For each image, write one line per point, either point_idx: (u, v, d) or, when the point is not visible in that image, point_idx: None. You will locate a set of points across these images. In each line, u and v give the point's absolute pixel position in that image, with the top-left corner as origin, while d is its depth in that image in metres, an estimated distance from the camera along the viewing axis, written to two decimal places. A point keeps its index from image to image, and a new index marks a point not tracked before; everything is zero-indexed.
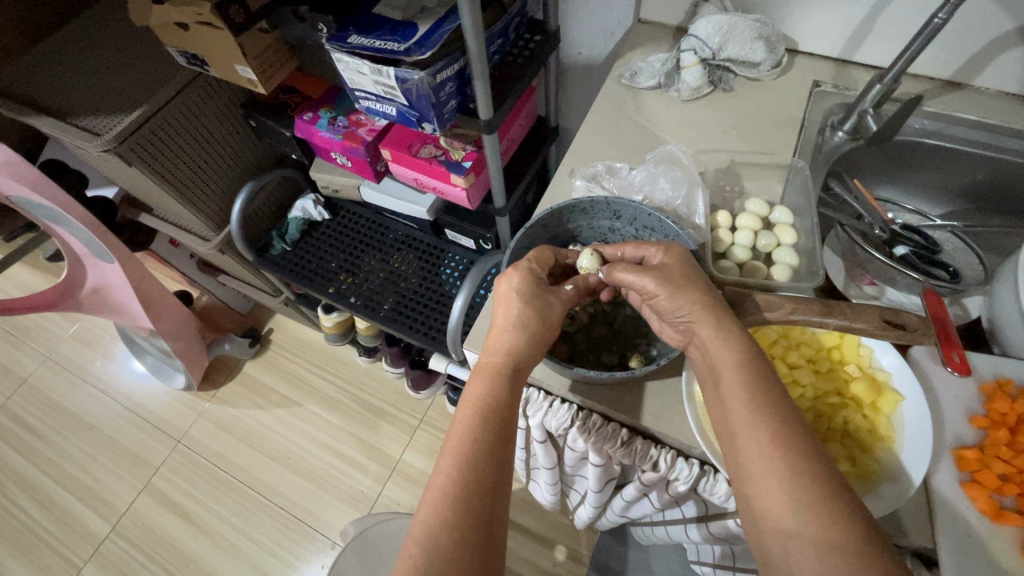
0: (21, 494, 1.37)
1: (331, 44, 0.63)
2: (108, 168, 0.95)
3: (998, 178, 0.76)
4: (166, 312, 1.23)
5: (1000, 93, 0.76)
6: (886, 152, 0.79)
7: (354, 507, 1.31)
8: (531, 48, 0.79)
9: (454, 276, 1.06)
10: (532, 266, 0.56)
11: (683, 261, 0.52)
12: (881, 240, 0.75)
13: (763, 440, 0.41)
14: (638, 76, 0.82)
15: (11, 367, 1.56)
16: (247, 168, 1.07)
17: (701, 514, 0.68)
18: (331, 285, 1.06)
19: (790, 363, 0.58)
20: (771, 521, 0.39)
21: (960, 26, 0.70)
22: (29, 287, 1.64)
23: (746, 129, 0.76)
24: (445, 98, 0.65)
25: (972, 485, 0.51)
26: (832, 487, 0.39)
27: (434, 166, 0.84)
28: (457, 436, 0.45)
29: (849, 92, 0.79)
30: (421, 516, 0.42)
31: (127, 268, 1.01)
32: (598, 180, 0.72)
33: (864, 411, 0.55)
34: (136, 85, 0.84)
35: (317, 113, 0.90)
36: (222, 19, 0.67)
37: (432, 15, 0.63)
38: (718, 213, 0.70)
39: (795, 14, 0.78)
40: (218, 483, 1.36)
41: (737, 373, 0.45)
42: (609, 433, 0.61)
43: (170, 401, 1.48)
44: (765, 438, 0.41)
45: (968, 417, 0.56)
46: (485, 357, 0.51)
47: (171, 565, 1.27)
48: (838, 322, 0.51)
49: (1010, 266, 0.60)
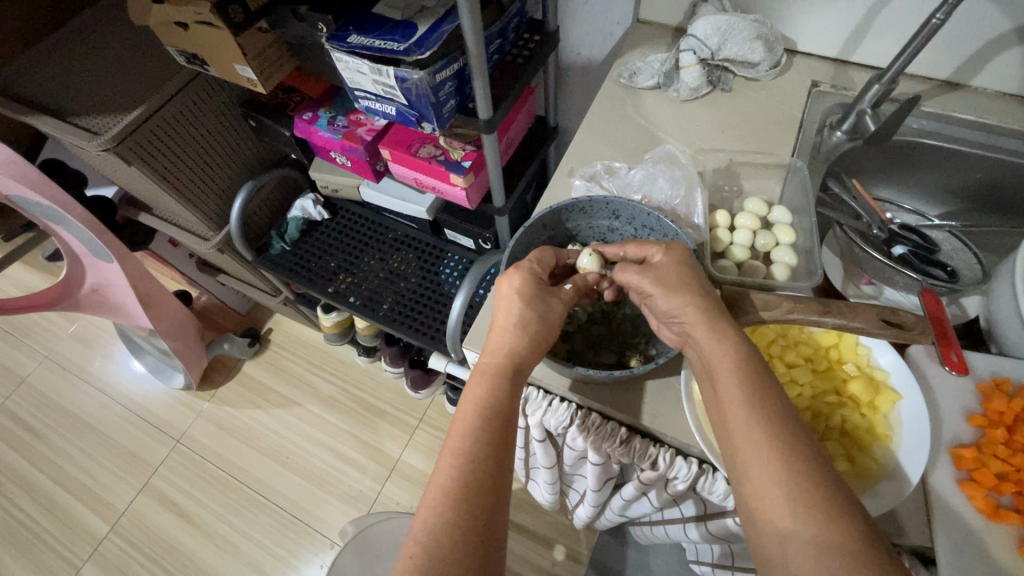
0: (21, 494, 1.37)
1: (331, 44, 0.64)
2: (108, 168, 0.95)
3: (997, 178, 0.76)
4: (166, 312, 1.24)
5: (999, 93, 0.76)
6: (884, 152, 0.79)
7: (354, 507, 1.31)
8: (531, 48, 0.79)
9: (454, 275, 1.06)
10: (533, 267, 0.56)
11: (681, 260, 0.53)
12: (880, 240, 0.76)
13: (761, 441, 0.41)
14: (637, 76, 0.82)
15: (11, 367, 1.56)
16: (247, 167, 1.07)
17: (700, 513, 0.68)
18: (330, 285, 1.06)
19: (787, 362, 0.58)
20: (768, 521, 0.39)
21: (956, 26, 0.71)
22: (28, 287, 1.64)
23: (744, 129, 0.76)
24: (444, 98, 0.66)
25: (970, 484, 0.52)
26: (830, 487, 0.39)
27: (434, 165, 0.84)
28: (457, 437, 0.46)
29: (848, 92, 0.79)
30: (422, 516, 0.42)
31: (127, 268, 1.01)
32: (597, 180, 0.72)
33: (862, 411, 0.55)
34: (135, 86, 0.84)
35: (316, 113, 0.90)
36: (221, 19, 0.67)
37: (431, 15, 0.63)
38: (717, 213, 0.70)
39: (794, 15, 0.79)
40: (218, 483, 1.36)
41: (734, 373, 0.45)
42: (608, 432, 0.61)
43: (170, 401, 1.48)
44: (762, 439, 0.41)
45: (965, 416, 0.56)
46: (485, 358, 0.51)
47: (170, 564, 1.26)
48: (835, 321, 0.51)
49: (1007, 265, 0.60)
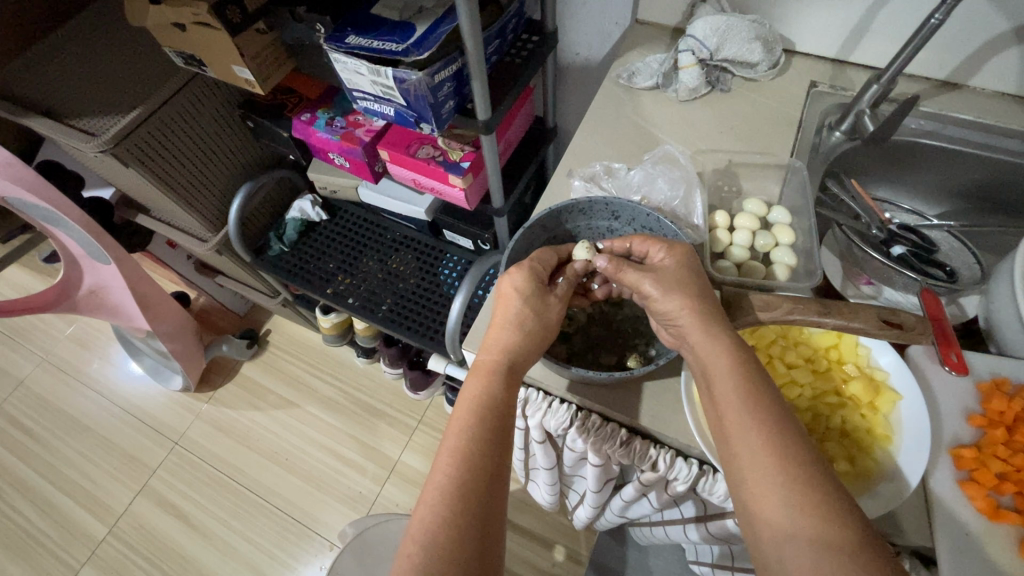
0: (16, 495, 1.36)
1: (329, 44, 0.63)
2: (106, 169, 0.94)
3: (993, 177, 0.76)
4: (164, 314, 1.23)
5: (997, 93, 0.76)
6: (882, 152, 0.80)
7: (352, 509, 1.31)
8: (529, 48, 0.79)
9: (452, 276, 1.06)
10: (536, 266, 0.56)
11: (683, 260, 0.53)
12: (878, 240, 0.76)
13: (756, 446, 0.41)
14: (636, 77, 0.82)
15: (6, 368, 1.55)
16: (244, 168, 1.07)
17: (700, 514, 0.68)
18: (329, 286, 1.06)
19: (787, 363, 0.58)
20: (765, 524, 0.39)
21: (954, 27, 0.71)
22: (24, 288, 1.63)
23: (743, 129, 0.76)
24: (442, 99, 0.65)
25: (970, 485, 0.51)
26: (827, 491, 0.39)
27: (433, 166, 0.84)
28: (454, 435, 0.45)
29: (845, 93, 0.79)
30: (420, 515, 0.42)
31: (123, 268, 1.01)
32: (596, 181, 0.72)
33: (862, 411, 0.55)
34: (133, 86, 0.84)
35: (315, 114, 0.90)
36: (218, 20, 0.66)
37: (430, 16, 0.62)
38: (716, 214, 0.70)
39: (792, 14, 0.79)
40: (215, 484, 1.35)
41: (730, 377, 0.45)
42: (608, 433, 0.61)
43: (168, 402, 1.47)
44: (758, 444, 0.41)
45: (965, 416, 0.56)
46: (483, 355, 0.51)
47: (167, 566, 1.26)
48: (836, 322, 0.51)
49: (1006, 265, 0.60)
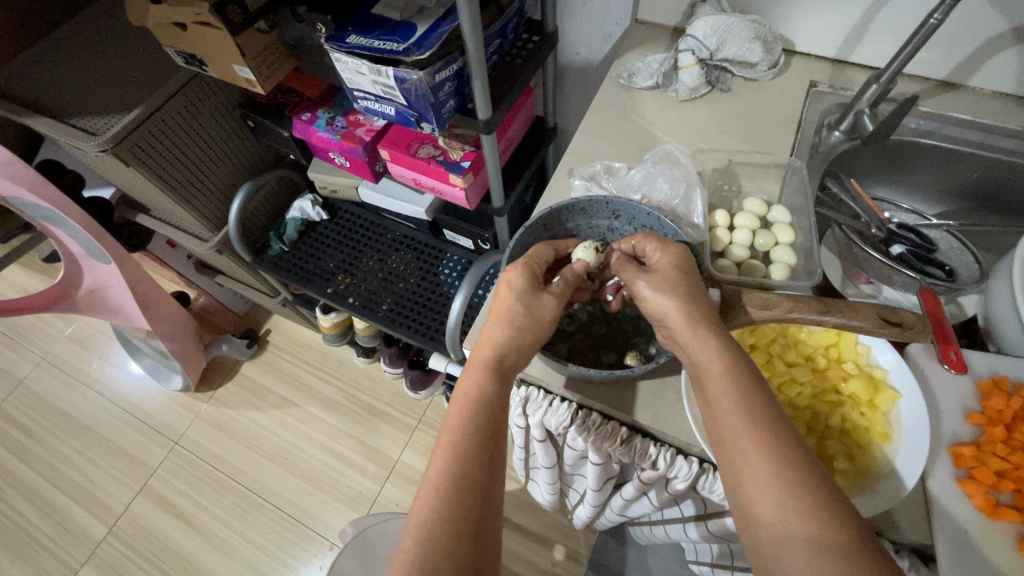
0: (16, 495, 1.36)
1: (330, 44, 0.63)
2: (105, 168, 0.94)
3: (991, 176, 0.77)
4: (165, 313, 1.23)
5: (996, 94, 0.76)
6: (881, 152, 0.80)
7: (352, 508, 1.31)
8: (529, 48, 0.79)
9: (453, 276, 1.06)
10: (530, 264, 0.56)
11: (680, 259, 0.53)
12: (878, 239, 0.76)
13: (749, 448, 0.41)
14: (635, 77, 0.82)
15: (6, 367, 1.55)
16: (243, 168, 1.07)
17: (700, 513, 0.68)
18: (329, 285, 1.06)
19: (787, 362, 0.59)
20: (761, 525, 0.39)
21: (952, 28, 0.71)
22: (23, 288, 1.63)
23: (743, 129, 0.77)
24: (443, 98, 0.66)
25: (969, 482, 0.52)
26: (823, 490, 0.39)
27: (433, 165, 0.84)
28: (449, 432, 0.46)
29: (845, 93, 0.80)
30: (416, 512, 0.42)
31: (123, 268, 1.01)
32: (596, 180, 0.72)
33: (861, 408, 0.55)
34: (132, 85, 0.84)
35: (316, 113, 0.90)
36: (220, 20, 0.67)
37: (431, 16, 0.63)
38: (716, 213, 0.70)
39: (791, 14, 0.79)
40: (215, 483, 1.35)
41: (725, 378, 0.45)
42: (608, 431, 0.61)
43: (168, 402, 1.47)
44: (752, 448, 0.41)
45: (964, 414, 0.56)
46: (476, 352, 0.51)
47: (166, 565, 1.26)
48: (835, 320, 0.51)
49: (1005, 264, 0.60)
